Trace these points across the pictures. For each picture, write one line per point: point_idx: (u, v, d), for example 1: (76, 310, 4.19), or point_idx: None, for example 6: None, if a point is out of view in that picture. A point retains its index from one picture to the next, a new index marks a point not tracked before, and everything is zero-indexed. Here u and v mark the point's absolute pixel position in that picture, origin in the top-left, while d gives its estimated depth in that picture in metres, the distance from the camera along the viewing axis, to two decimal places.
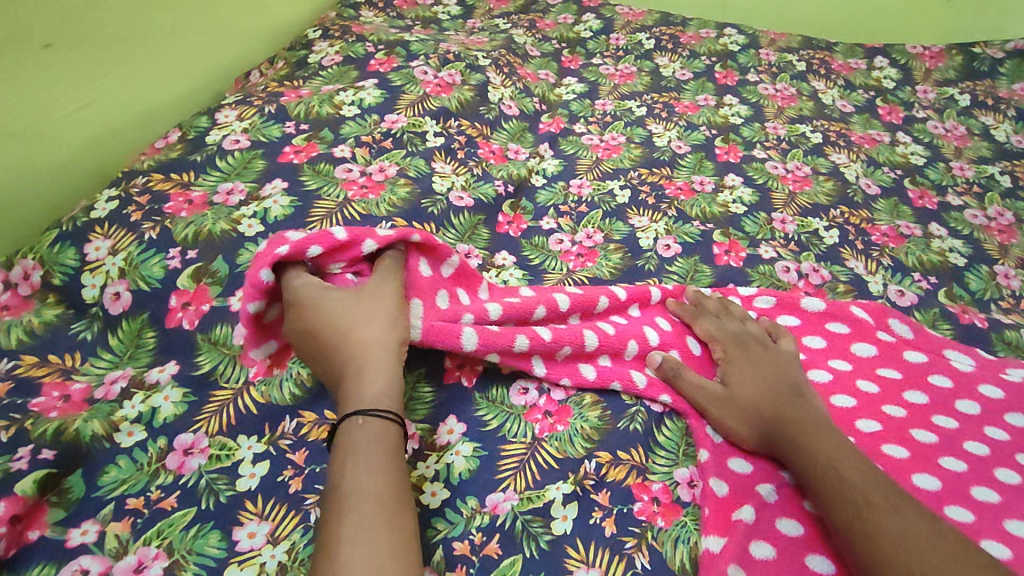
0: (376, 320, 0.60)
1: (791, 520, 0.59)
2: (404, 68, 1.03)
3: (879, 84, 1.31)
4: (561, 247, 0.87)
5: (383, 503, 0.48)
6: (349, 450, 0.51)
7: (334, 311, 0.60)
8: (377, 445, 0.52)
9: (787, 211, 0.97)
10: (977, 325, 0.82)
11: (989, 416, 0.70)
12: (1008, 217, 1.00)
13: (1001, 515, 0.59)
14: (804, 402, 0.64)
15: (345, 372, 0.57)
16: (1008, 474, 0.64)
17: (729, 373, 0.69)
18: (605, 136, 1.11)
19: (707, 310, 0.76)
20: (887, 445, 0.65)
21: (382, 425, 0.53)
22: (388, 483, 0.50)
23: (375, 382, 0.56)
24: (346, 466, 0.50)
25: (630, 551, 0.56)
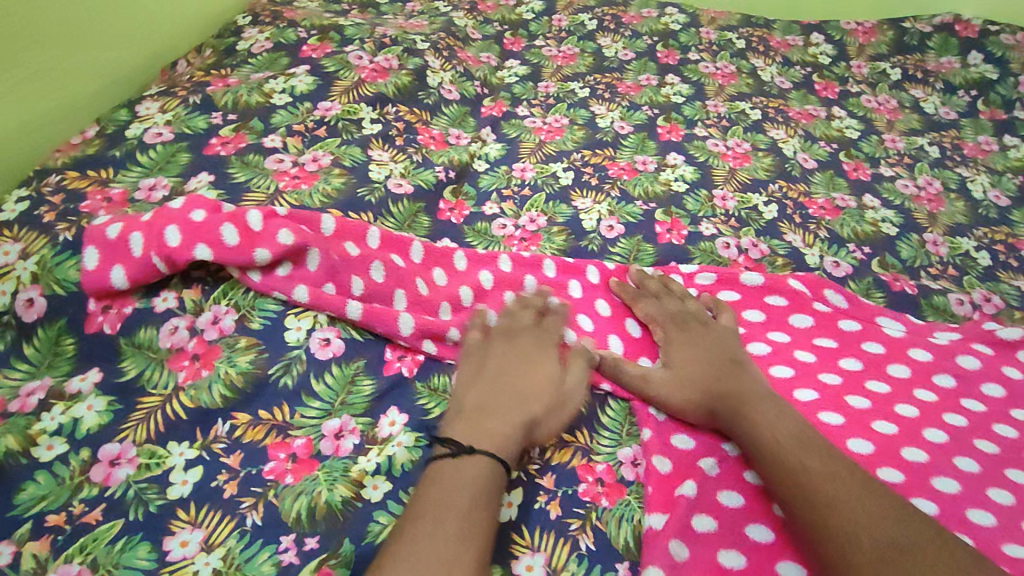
0: (564, 408, 0.63)
1: (733, 491, 0.60)
2: (338, 54, 1.01)
3: (815, 60, 1.34)
4: (504, 232, 0.86)
5: (439, 541, 0.48)
6: (485, 490, 0.53)
7: (543, 376, 0.64)
8: (473, 487, 0.52)
9: (727, 187, 0.98)
10: (908, 292, 0.84)
11: (918, 378, 0.72)
12: (937, 186, 1.03)
13: (929, 474, 0.62)
14: (743, 375, 0.65)
15: (487, 409, 0.60)
16: (936, 434, 0.66)
17: (670, 356, 0.70)
18: (547, 119, 1.10)
19: (647, 293, 0.77)
20: (823, 412, 0.67)
21: (486, 463, 0.54)
22: (459, 529, 0.49)
23: (499, 437, 0.57)
24: (469, 496, 0.52)
25: (574, 533, 0.56)
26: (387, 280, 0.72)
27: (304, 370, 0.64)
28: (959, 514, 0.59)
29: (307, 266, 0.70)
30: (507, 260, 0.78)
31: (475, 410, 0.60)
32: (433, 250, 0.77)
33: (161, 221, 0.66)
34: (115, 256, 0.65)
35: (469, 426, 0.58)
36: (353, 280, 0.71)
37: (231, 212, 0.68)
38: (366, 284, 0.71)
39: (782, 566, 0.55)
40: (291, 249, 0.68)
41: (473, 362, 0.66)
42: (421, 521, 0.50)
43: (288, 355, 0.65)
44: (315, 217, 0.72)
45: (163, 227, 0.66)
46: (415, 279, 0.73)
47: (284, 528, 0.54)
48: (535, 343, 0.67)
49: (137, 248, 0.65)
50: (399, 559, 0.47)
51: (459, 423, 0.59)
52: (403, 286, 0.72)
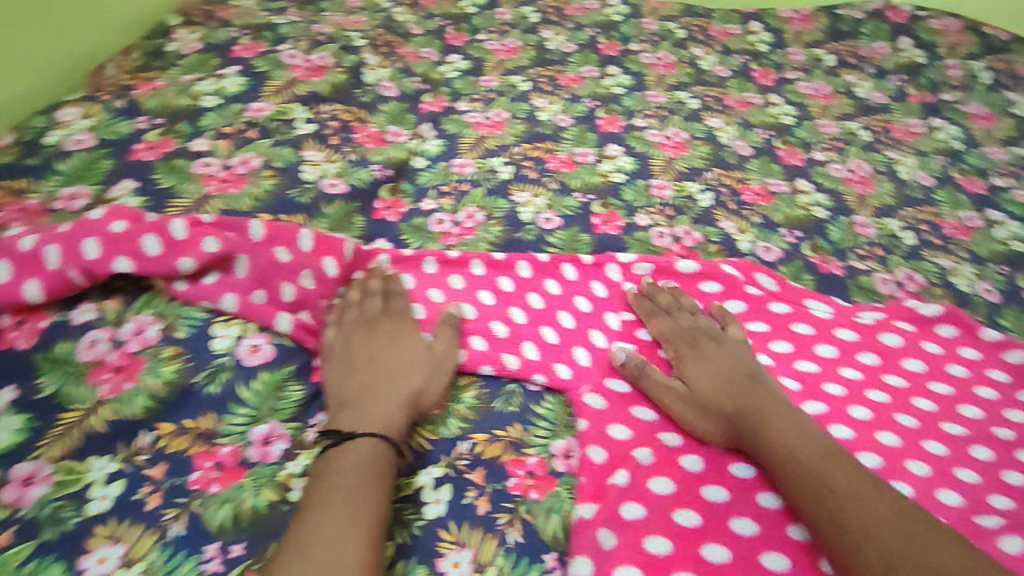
0: (439, 375, 0.68)
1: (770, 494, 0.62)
2: (271, 53, 0.99)
3: (754, 48, 1.36)
4: (441, 228, 0.87)
5: (325, 520, 0.53)
6: (373, 464, 0.58)
7: (410, 352, 0.68)
8: (364, 464, 0.57)
9: (664, 177, 0.99)
10: (835, 274, 0.86)
11: (845, 357, 0.75)
12: (867, 169, 1.06)
13: (856, 450, 0.65)
14: (762, 393, 0.67)
15: (366, 396, 0.63)
16: (860, 411, 0.69)
17: (684, 373, 0.71)
18: (488, 113, 1.10)
19: (660, 311, 0.78)
20: None
21: (368, 443, 0.59)
22: (343, 505, 0.54)
23: (381, 418, 0.61)
24: (359, 472, 0.57)
25: (502, 527, 0.58)
26: (317, 288, 0.71)
27: (231, 378, 0.64)
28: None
29: (235, 273, 0.69)
30: (433, 262, 0.80)
31: (355, 399, 0.63)
32: (361, 251, 0.77)
33: (78, 234, 0.64)
34: (27, 269, 0.62)
35: (354, 415, 0.62)
36: (282, 286, 0.70)
37: (153, 222, 0.67)
38: (296, 290, 0.70)
39: (709, 550, 0.58)
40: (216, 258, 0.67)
41: (339, 358, 0.67)
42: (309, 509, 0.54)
43: (213, 362, 0.64)
44: (242, 224, 0.71)
45: (81, 239, 0.64)
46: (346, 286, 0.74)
47: (208, 538, 0.54)
48: (391, 324, 0.71)
49: (52, 260, 0.62)
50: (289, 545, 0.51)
51: (344, 415, 0.62)
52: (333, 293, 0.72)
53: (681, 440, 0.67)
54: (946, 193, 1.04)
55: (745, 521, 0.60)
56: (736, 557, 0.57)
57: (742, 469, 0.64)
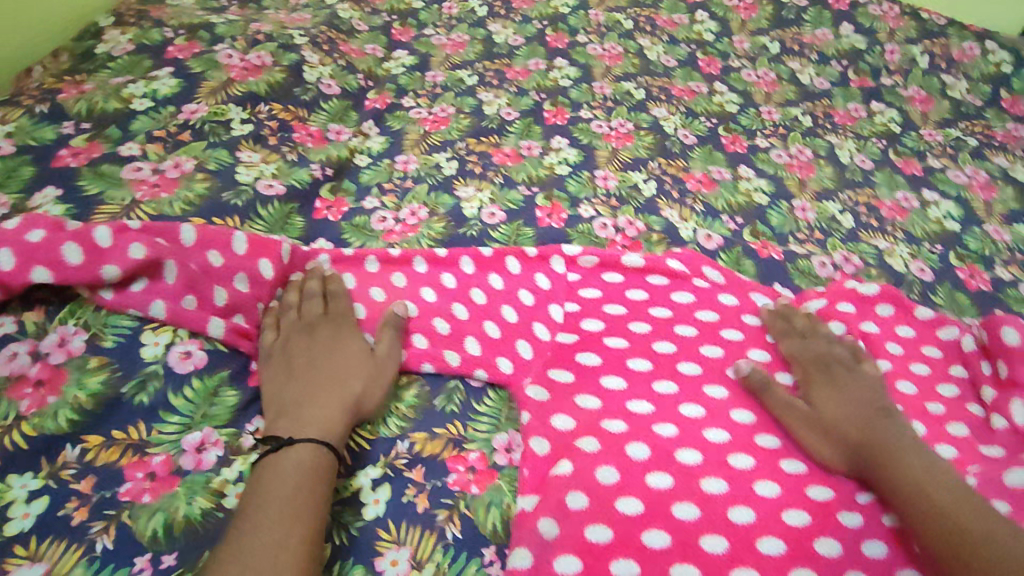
0: (382, 377, 0.67)
1: (767, 484, 0.63)
2: (206, 53, 0.97)
3: (700, 37, 1.36)
4: (383, 226, 0.87)
5: (261, 529, 0.52)
6: (310, 468, 0.57)
7: (352, 355, 0.68)
8: (300, 469, 0.56)
9: (609, 168, 1.00)
10: (774, 258, 0.88)
11: None
12: (808, 154, 1.08)
13: None
14: (892, 424, 0.65)
15: (309, 402, 0.62)
16: None
17: (813, 395, 0.69)
18: (433, 109, 1.09)
19: (791, 334, 0.76)
20: (708, 387, 0.71)
21: (308, 449, 0.58)
22: (279, 512, 0.53)
23: (321, 422, 0.60)
24: (294, 476, 0.56)
25: (441, 523, 0.58)
26: (251, 290, 0.70)
27: (162, 387, 0.62)
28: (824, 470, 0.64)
29: (164, 279, 0.67)
30: (374, 261, 0.79)
31: (294, 404, 0.62)
32: (299, 253, 0.76)
33: None
34: None
35: (292, 420, 0.60)
36: (214, 291, 0.68)
37: (75, 229, 0.64)
38: (229, 294, 0.69)
39: (649, 535, 0.58)
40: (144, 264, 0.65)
41: (277, 360, 0.67)
42: (245, 516, 0.53)
43: (144, 371, 0.62)
44: (172, 229, 0.69)
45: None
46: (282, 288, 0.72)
47: (138, 549, 0.53)
48: (333, 326, 0.70)
49: None
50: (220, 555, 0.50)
51: (285, 420, 0.61)
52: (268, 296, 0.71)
53: (625, 427, 0.66)
54: (884, 175, 1.06)
55: (687, 506, 0.60)
56: None
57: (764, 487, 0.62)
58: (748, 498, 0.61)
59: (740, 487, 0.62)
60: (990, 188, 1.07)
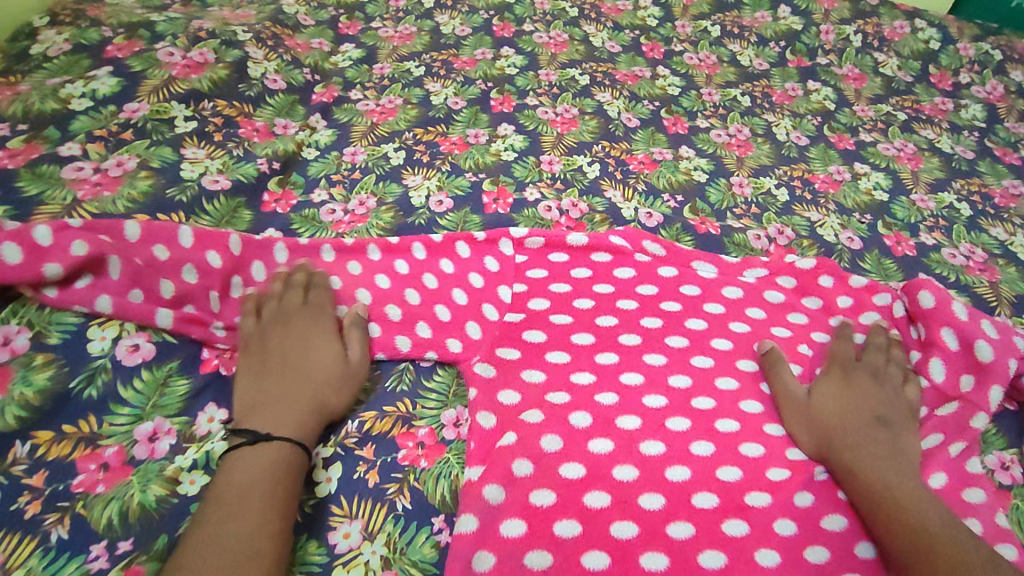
0: (354, 379, 0.68)
1: (703, 444, 0.66)
2: (146, 52, 0.96)
3: (644, 23, 1.39)
4: (332, 217, 0.88)
5: (236, 518, 0.53)
6: (287, 461, 0.58)
7: (328, 356, 0.68)
8: (278, 461, 0.58)
9: (554, 153, 1.02)
10: (712, 233, 0.92)
11: (733, 313, 0.79)
12: (746, 133, 1.12)
13: (740, 399, 0.71)
14: (882, 432, 0.67)
15: (281, 398, 0.63)
16: (747, 363, 0.74)
17: (816, 388, 0.71)
18: (381, 101, 1.10)
19: (843, 338, 0.76)
20: (647, 355, 0.74)
21: (283, 445, 0.59)
22: (260, 500, 0.55)
23: (291, 420, 0.62)
24: (275, 466, 0.58)
25: (391, 496, 0.61)
26: (201, 281, 0.72)
27: (111, 379, 0.63)
28: (757, 429, 0.68)
29: (108, 275, 0.68)
30: (330, 250, 0.80)
31: (267, 401, 0.63)
32: (251, 242, 0.77)
33: None
34: None
35: (263, 416, 0.62)
36: (161, 284, 0.70)
37: (14, 229, 0.64)
38: (176, 286, 0.70)
39: (590, 497, 0.61)
40: (87, 260, 0.66)
41: (254, 352, 0.69)
42: (220, 506, 0.54)
43: (91, 365, 0.63)
44: (116, 225, 0.70)
45: None
46: (231, 278, 0.74)
47: (93, 537, 0.55)
48: (313, 323, 0.71)
49: None
50: (197, 542, 0.51)
51: (255, 413, 0.62)
52: (217, 286, 0.73)
53: (568, 398, 0.69)
54: (818, 151, 1.11)
55: (626, 468, 0.63)
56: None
57: (702, 448, 0.66)
58: (684, 457, 0.65)
59: (676, 447, 0.66)
60: (917, 159, 1.12)
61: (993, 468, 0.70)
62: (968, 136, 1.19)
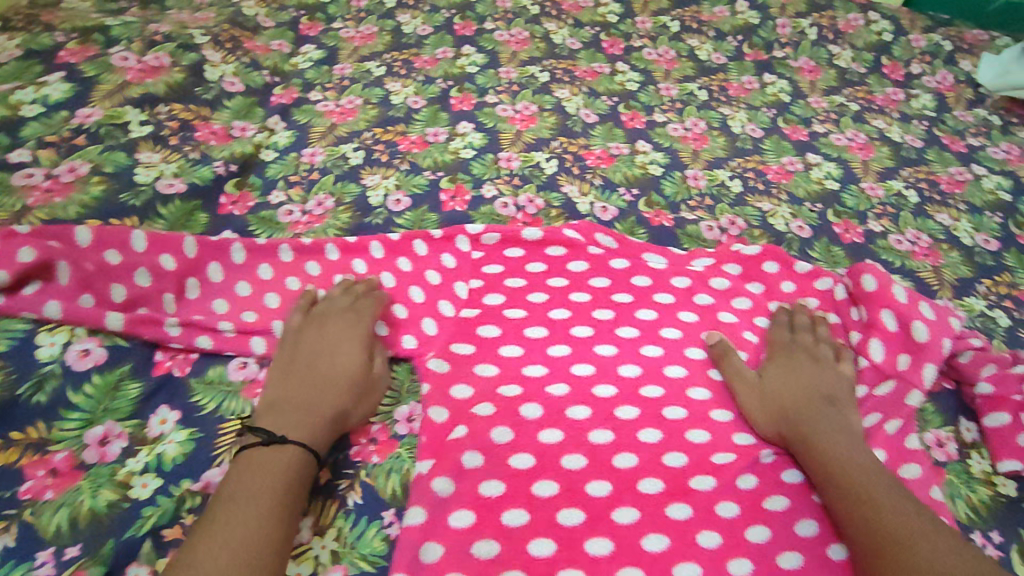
0: (372, 392, 0.69)
1: (651, 430, 0.68)
2: (100, 56, 0.95)
3: (604, 19, 1.40)
4: (290, 219, 0.89)
5: (248, 516, 0.55)
6: (295, 466, 0.60)
7: (352, 366, 0.70)
8: (289, 465, 0.60)
9: (513, 150, 1.04)
10: (665, 226, 0.94)
11: (681, 302, 0.82)
12: (702, 126, 1.14)
13: (687, 386, 0.73)
14: (830, 410, 0.70)
15: (301, 403, 0.66)
16: (695, 351, 0.77)
17: (767, 371, 0.75)
18: (341, 101, 1.11)
19: (779, 322, 0.80)
20: (598, 346, 0.76)
21: (296, 451, 0.61)
22: (264, 503, 0.56)
23: (307, 425, 0.63)
24: (285, 469, 0.59)
25: (342, 492, 0.63)
26: (154, 284, 0.73)
27: (60, 385, 0.64)
28: (704, 415, 0.71)
29: (57, 280, 0.69)
30: (288, 250, 0.81)
31: (287, 403, 0.66)
32: (207, 243, 0.77)
33: None
34: None
35: (279, 418, 0.64)
36: (112, 288, 0.71)
37: None
38: (128, 289, 0.72)
39: (538, 487, 0.63)
40: (34, 266, 0.67)
41: (284, 358, 0.71)
42: (231, 503, 0.56)
43: (40, 371, 0.64)
44: (67, 232, 0.71)
45: None
46: (186, 280, 0.75)
47: (41, 544, 0.55)
48: (345, 332, 0.73)
49: None
50: (208, 539, 0.53)
51: (273, 416, 0.64)
52: (170, 289, 0.74)
53: (520, 390, 0.70)
54: (772, 143, 1.13)
55: (575, 457, 0.66)
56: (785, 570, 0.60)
57: (649, 434, 0.68)
58: (631, 444, 0.67)
59: (624, 435, 0.68)
60: (868, 148, 1.15)
61: (930, 445, 0.73)
62: (917, 125, 1.22)
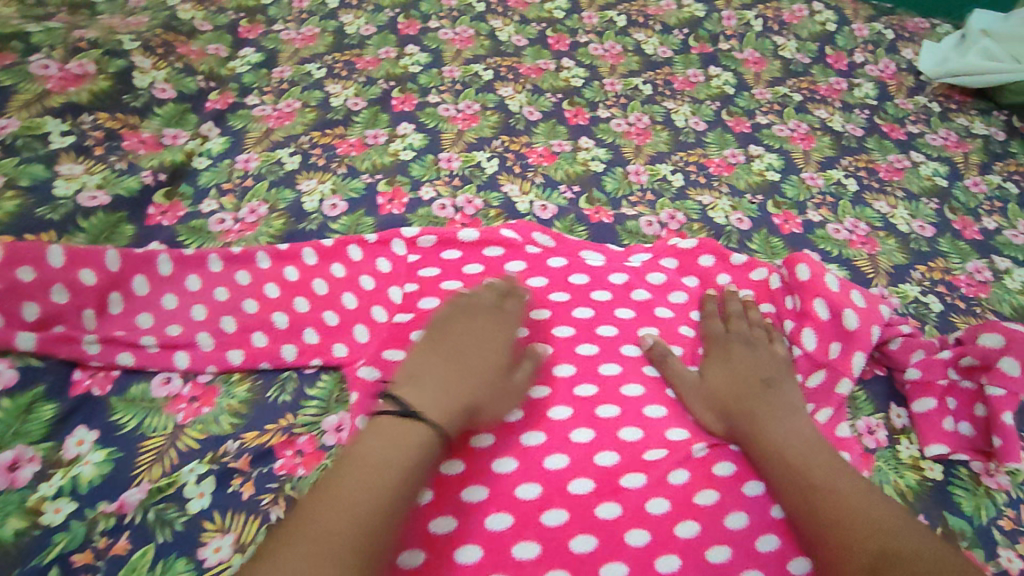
0: (507, 394, 0.69)
1: (582, 430, 0.69)
2: (18, 65, 0.92)
3: (551, 15, 1.39)
4: (222, 227, 0.87)
5: (373, 485, 0.56)
6: (418, 448, 0.60)
7: (493, 365, 0.70)
8: (409, 446, 0.60)
9: (454, 150, 1.03)
10: (604, 223, 0.94)
11: (618, 299, 0.82)
12: (645, 121, 1.14)
13: (621, 384, 0.73)
14: (770, 395, 0.71)
15: (438, 386, 0.66)
16: (631, 348, 0.77)
17: (707, 366, 0.75)
18: (278, 105, 1.09)
19: (710, 313, 0.81)
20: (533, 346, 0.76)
21: (427, 433, 0.61)
22: (386, 479, 0.57)
23: (441, 407, 0.64)
24: (411, 448, 0.60)
25: (266, 507, 0.62)
26: (72, 300, 0.70)
27: None
28: (637, 412, 0.71)
29: None
30: (218, 258, 0.78)
31: (427, 380, 0.66)
32: (131, 257, 0.75)
33: None
34: None
35: (421, 391, 0.65)
36: (24, 306, 0.68)
37: None
38: (42, 307, 0.69)
39: (468, 493, 0.64)
40: None
41: (429, 338, 0.72)
42: (359, 468, 0.57)
43: None
44: None
45: None
46: (108, 295, 0.73)
47: None
48: (492, 331, 0.73)
49: None
50: (330, 502, 0.55)
51: (410, 387, 0.65)
52: (91, 304, 0.71)
53: None
54: (715, 135, 1.14)
55: (505, 461, 0.66)
56: (735, 554, 0.62)
57: (580, 434, 0.68)
58: (562, 444, 0.67)
59: (555, 437, 0.68)
60: (810, 138, 1.16)
61: (861, 432, 0.74)
62: (858, 114, 1.23)
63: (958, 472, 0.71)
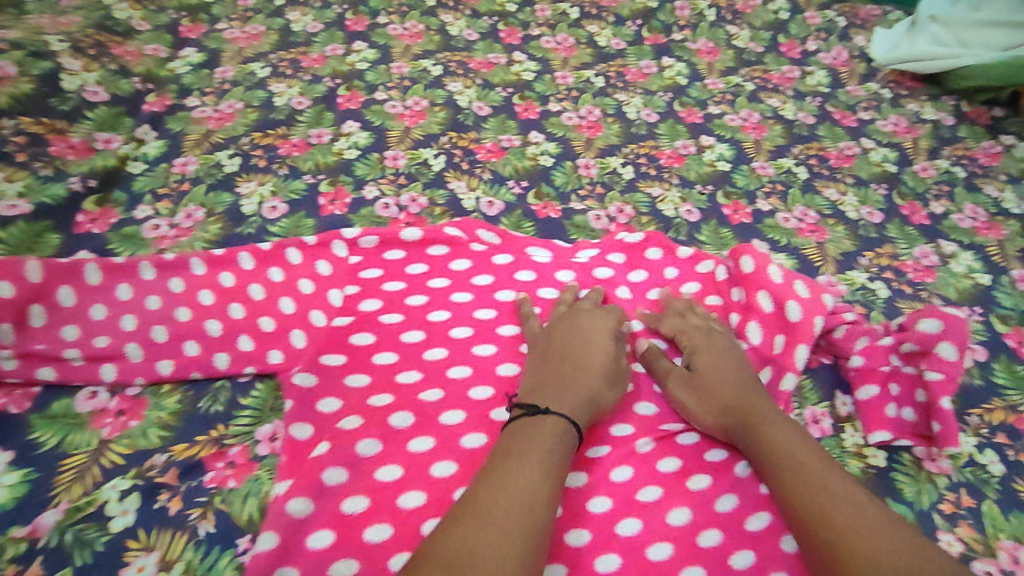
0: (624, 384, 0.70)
1: None
2: None
3: (503, 9, 1.37)
4: (156, 233, 0.85)
5: (524, 471, 0.57)
6: (562, 439, 0.61)
7: (605, 355, 0.71)
8: (557, 437, 0.61)
9: (400, 147, 1.01)
10: (552, 218, 0.93)
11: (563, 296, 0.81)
12: (597, 114, 1.13)
13: None
14: (762, 394, 0.68)
15: (557, 385, 0.67)
16: None
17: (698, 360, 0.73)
18: (219, 106, 1.05)
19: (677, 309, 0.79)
20: (477, 346, 0.74)
21: (558, 423, 0.62)
22: (535, 468, 0.57)
23: (566, 402, 0.64)
24: (557, 439, 0.61)
25: (194, 522, 0.60)
26: None
27: None
28: None
29: None
30: (150, 264, 0.75)
31: (548, 381, 0.67)
32: (53, 266, 0.71)
33: None
34: None
35: (543, 392, 0.66)
36: None
37: None
38: None
39: (405, 498, 0.61)
40: None
41: (539, 343, 0.73)
42: (509, 460, 0.58)
43: None
44: None
45: None
46: (28, 308, 0.70)
47: None
48: (596, 324, 0.74)
49: None
50: (493, 489, 0.55)
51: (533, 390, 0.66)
52: (9, 317, 0.69)
53: (390, 400, 0.68)
54: (666, 127, 1.13)
55: (445, 464, 0.64)
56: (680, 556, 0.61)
57: None
58: None
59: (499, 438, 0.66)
60: (761, 128, 1.16)
61: (806, 422, 0.74)
62: (810, 102, 1.24)
63: (901, 457, 0.72)
